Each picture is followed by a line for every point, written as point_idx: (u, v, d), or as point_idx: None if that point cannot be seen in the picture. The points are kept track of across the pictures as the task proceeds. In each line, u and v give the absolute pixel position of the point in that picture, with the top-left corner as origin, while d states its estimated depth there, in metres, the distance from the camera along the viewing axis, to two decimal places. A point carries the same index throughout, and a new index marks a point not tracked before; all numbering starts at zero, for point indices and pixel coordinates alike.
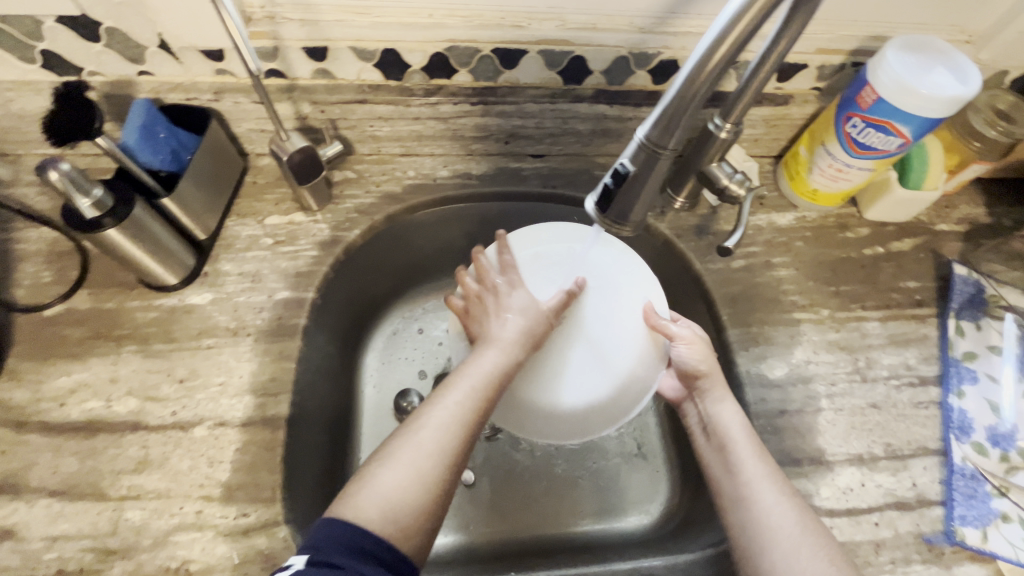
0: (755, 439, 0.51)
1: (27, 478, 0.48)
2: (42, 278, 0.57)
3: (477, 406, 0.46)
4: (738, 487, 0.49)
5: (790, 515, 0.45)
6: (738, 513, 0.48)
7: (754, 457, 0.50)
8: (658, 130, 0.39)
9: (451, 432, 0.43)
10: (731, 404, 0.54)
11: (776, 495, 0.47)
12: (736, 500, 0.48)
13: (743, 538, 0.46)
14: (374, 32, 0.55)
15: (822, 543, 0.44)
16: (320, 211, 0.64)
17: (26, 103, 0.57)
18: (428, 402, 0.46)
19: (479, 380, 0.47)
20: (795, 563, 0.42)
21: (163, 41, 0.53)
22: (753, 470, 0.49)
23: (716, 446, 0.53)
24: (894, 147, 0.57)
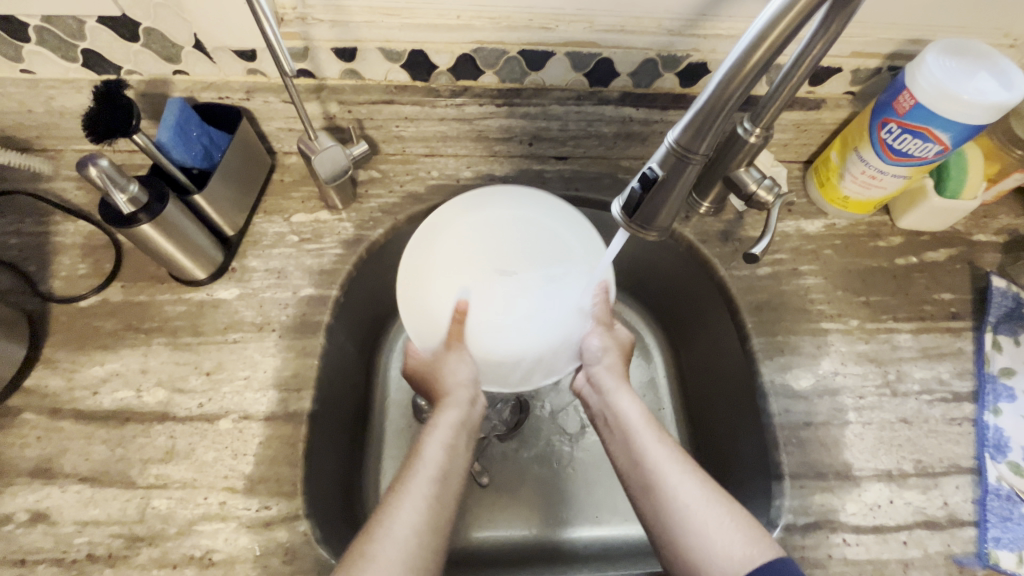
0: (656, 426, 0.53)
1: (60, 464, 0.50)
2: (78, 270, 0.59)
3: (443, 481, 0.47)
4: (644, 474, 0.49)
5: (696, 489, 0.46)
6: (650, 502, 0.48)
7: (655, 440, 0.51)
8: (689, 135, 0.38)
9: (422, 515, 0.44)
10: (627, 396, 0.56)
11: (679, 471, 0.48)
12: (642, 484, 0.49)
13: (660, 520, 0.47)
14: (402, 33, 0.55)
15: (725, 506, 0.45)
16: (345, 209, 0.65)
17: (67, 100, 0.59)
18: (386, 505, 0.44)
19: (433, 470, 0.47)
20: (709, 534, 0.43)
21: (198, 41, 0.54)
22: (657, 454, 0.50)
23: (618, 434, 0.54)
24: (933, 154, 0.55)
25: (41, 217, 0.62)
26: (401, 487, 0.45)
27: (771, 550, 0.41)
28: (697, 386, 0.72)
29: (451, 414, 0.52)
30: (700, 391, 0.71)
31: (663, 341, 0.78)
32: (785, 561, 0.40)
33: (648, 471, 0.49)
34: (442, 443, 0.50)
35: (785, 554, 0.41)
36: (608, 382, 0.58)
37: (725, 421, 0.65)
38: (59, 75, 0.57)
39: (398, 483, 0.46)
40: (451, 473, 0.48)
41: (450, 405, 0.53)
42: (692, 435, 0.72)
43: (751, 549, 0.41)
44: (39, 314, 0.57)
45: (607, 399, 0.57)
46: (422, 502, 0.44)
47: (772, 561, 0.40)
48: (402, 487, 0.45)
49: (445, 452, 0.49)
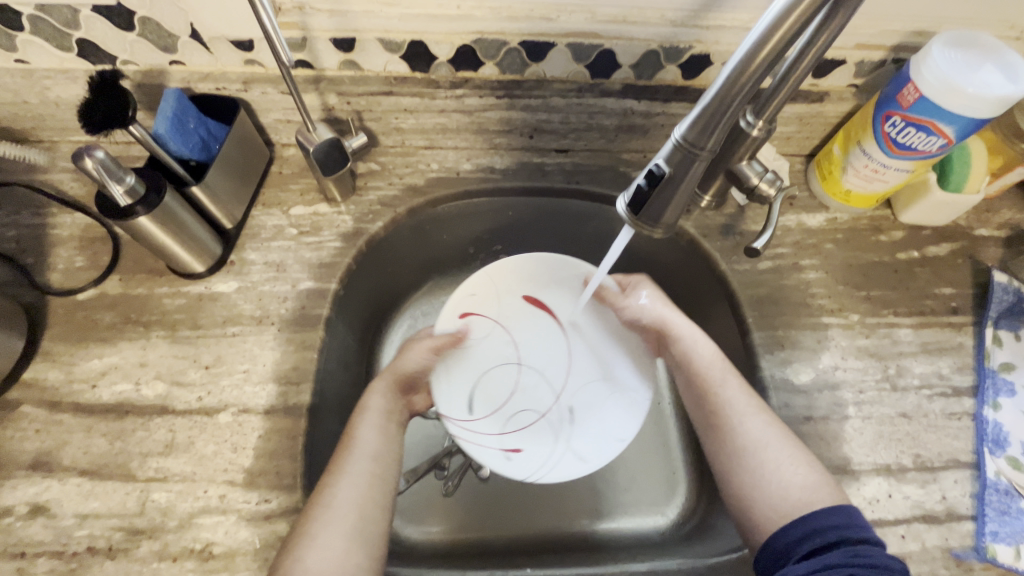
0: (728, 370, 0.57)
1: (59, 457, 0.50)
2: (75, 262, 0.59)
3: (378, 460, 0.51)
4: (715, 417, 0.55)
5: (762, 433, 0.52)
6: (711, 440, 0.55)
7: (726, 383, 0.56)
8: (697, 130, 0.38)
9: (359, 491, 0.48)
10: (701, 341, 0.59)
11: (749, 415, 0.53)
12: (713, 424, 0.55)
13: (728, 456, 0.53)
14: (401, 23, 0.55)
15: (788, 451, 0.51)
16: (344, 202, 0.65)
17: (62, 91, 0.58)
18: (329, 483, 0.48)
19: (366, 449, 0.51)
20: (765, 473, 0.50)
21: (194, 31, 0.54)
22: (725, 398, 0.55)
23: (687, 377, 0.59)
24: (936, 148, 0.55)
25: (38, 209, 0.61)
26: (350, 445, 0.51)
27: (828, 497, 0.48)
28: None
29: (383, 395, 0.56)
30: None
31: None
32: (844, 511, 0.46)
33: (718, 414, 0.55)
34: (386, 396, 0.56)
35: (843, 499, 0.48)
36: (680, 334, 0.60)
37: None
38: (54, 64, 0.56)
39: (338, 461, 0.50)
40: (394, 418, 0.55)
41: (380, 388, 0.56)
42: (691, 429, 0.72)
43: (809, 496, 0.48)
44: (37, 307, 0.56)
45: (679, 346, 0.60)
46: (361, 484, 0.48)
47: (835, 508, 0.46)
48: (341, 467, 0.49)
49: (377, 434, 0.52)
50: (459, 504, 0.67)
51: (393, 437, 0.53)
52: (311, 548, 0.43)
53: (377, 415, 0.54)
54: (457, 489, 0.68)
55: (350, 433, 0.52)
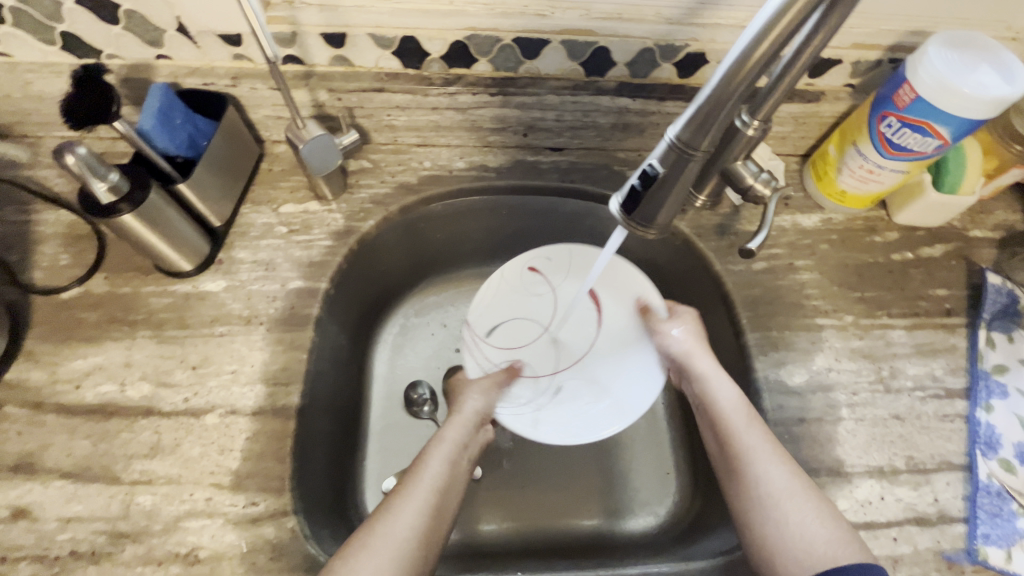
0: (750, 413, 0.52)
1: (42, 459, 0.49)
2: (59, 261, 0.58)
3: (441, 489, 0.47)
4: (734, 461, 0.49)
5: (785, 483, 0.47)
6: (730, 485, 0.49)
7: (747, 427, 0.51)
8: (691, 130, 0.37)
9: (418, 520, 0.44)
10: (723, 381, 0.55)
11: (772, 461, 0.48)
12: (731, 468, 0.49)
13: (746, 504, 0.47)
14: (393, 19, 0.54)
15: (812, 504, 0.46)
16: (335, 200, 0.64)
17: (46, 85, 0.57)
18: (385, 507, 0.45)
19: (434, 480, 0.48)
20: (787, 527, 0.44)
21: (181, 25, 0.53)
22: (746, 442, 0.50)
23: (707, 416, 0.54)
24: (931, 149, 0.54)
25: (21, 206, 0.60)
26: (420, 470, 0.49)
27: (856, 556, 0.42)
28: None
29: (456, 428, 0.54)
30: None
31: None
32: (871, 568, 0.40)
33: (738, 458, 0.49)
34: (465, 431, 0.54)
35: (873, 562, 0.42)
36: (698, 367, 0.57)
37: None
38: (37, 58, 0.55)
39: (400, 486, 0.47)
40: (466, 455, 0.53)
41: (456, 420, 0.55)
42: (685, 429, 0.72)
43: (836, 552, 0.42)
44: (20, 306, 0.55)
45: (701, 385, 0.55)
46: (421, 516, 0.44)
47: (864, 567, 0.40)
48: (404, 490, 0.46)
49: (447, 466, 0.50)
50: None
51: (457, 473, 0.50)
52: (362, 563, 0.40)
53: (451, 448, 0.52)
54: None
55: (419, 461, 0.50)
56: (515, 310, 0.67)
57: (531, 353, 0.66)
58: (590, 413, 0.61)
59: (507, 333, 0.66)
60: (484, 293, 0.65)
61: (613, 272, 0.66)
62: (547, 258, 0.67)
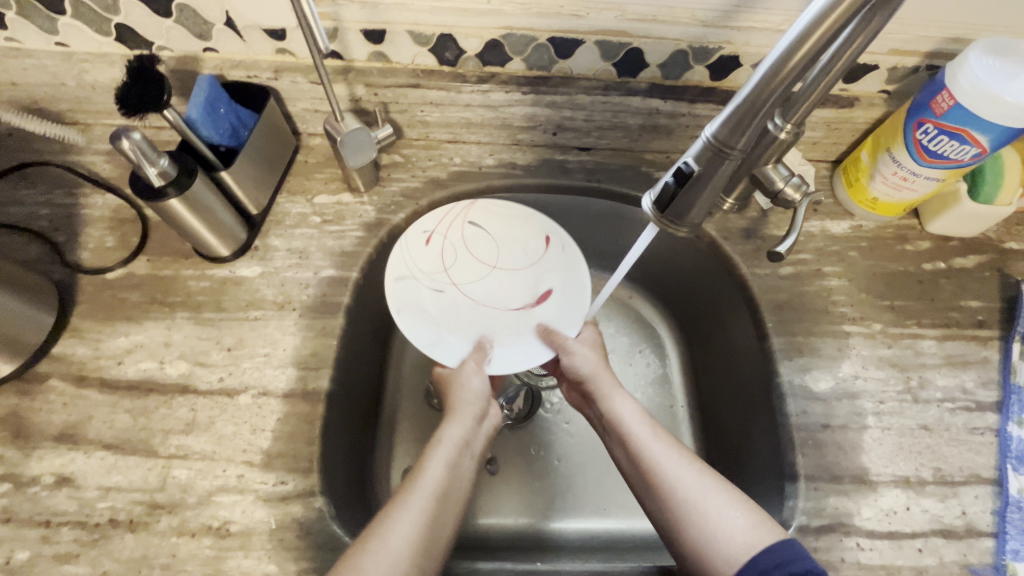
0: (653, 424, 0.54)
1: (85, 430, 0.51)
2: (105, 242, 0.60)
3: (440, 499, 0.46)
4: (644, 476, 0.50)
5: (694, 484, 0.47)
6: (651, 498, 0.49)
7: (654, 438, 0.52)
8: (728, 129, 0.37)
9: (415, 531, 0.43)
10: (622, 397, 0.56)
11: (677, 464, 0.49)
12: (644, 483, 0.50)
13: (667, 516, 0.47)
14: (431, 17, 0.55)
15: (724, 496, 0.46)
16: (367, 192, 0.65)
17: (99, 74, 0.60)
18: (382, 516, 0.44)
19: (433, 491, 0.46)
20: (709, 525, 0.45)
21: (229, 19, 0.55)
22: (655, 451, 0.51)
23: (615, 433, 0.54)
24: (968, 157, 0.54)
25: (71, 189, 0.63)
26: (417, 478, 0.47)
27: (775, 536, 0.43)
28: (712, 382, 0.71)
29: (457, 427, 0.53)
30: (715, 388, 0.71)
31: (678, 338, 0.78)
32: (793, 544, 0.42)
33: (648, 470, 0.50)
34: (464, 429, 0.53)
35: (792, 538, 0.43)
36: (602, 387, 0.57)
37: (740, 421, 0.65)
38: (93, 48, 0.58)
39: (399, 493, 0.46)
40: (467, 457, 0.52)
41: (459, 419, 0.53)
42: (703, 432, 0.72)
43: (754, 538, 0.43)
44: (68, 284, 0.58)
45: (601, 404, 0.57)
46: (418, 524, 0.43)
47: (779, 545, 0.42)
48: (400, 500, 0.45)
49: (446, 469, 0.49)
50: (470, 498, 0.68)
51: (459, 480, 0.49)
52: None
53: (451, 449, 0.51)
54: (467, 483, 0.68)
55: (417, 467, 0.49)
56: (501, 246, 0.64)
57: (464, 263, 0.63)
58: (434, 339, 0.58)
59: (481, 244, 0.64)
60: (513, 208, 0.64)
61: (575, 301, 0.61)
62: (563, 248, 0.63)
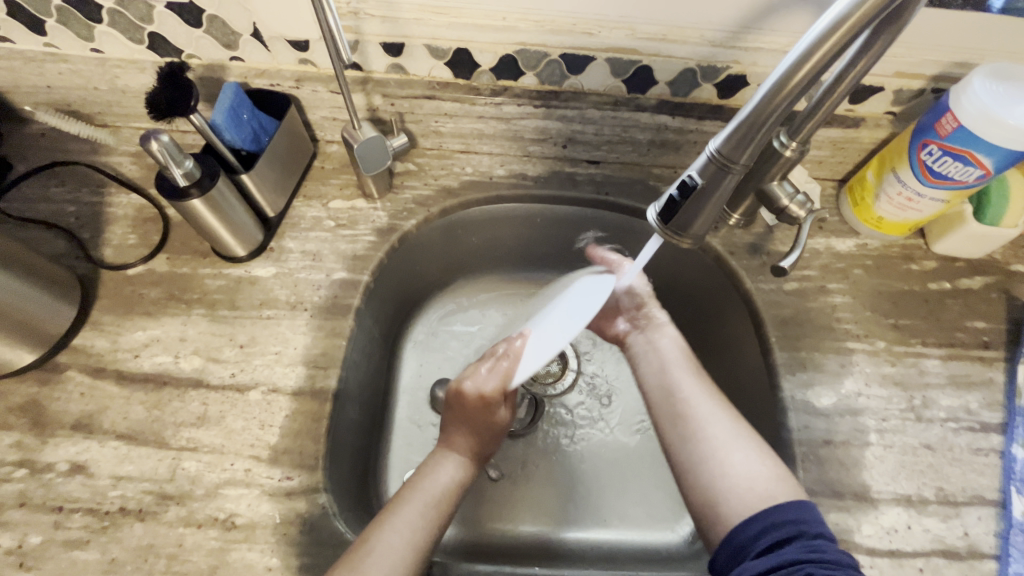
0: (695, 367, 0.57)
1: (100, 420, 0.53)
2: (128, 240, 0.62)
3: (439, 509, 0.50)
4: (673, 403, 0.53)
5: (726, 427, 0.50)
6: (676, 429, 0.52)
7: (693, 377, 0.55)
8: (731, 144, 0.38)
9: (413, 535, 0.47)
10: (671, 337, 0.60)
11: (715, 411, 0.52)
12: (672, 412, 0.53)
13: (685, 445, 0.50)
14: (448, 32, 0.57)
15: (753, 445, 0.48)
16: (380, 199, 0.67)
17: (130, 80, 0.63)
18: (386, 514, 0.48)
19: (432, 498, 0.50)
20: (728, 466, 0.47)
21: (256, 30, 0.57)
22: (691, 390, 0.54)
23: (653, 364, 0.58)
24: (973, 179, 0.55)
25: (97, 188, 0.65)
26: (418, 484, 0.51)
27: (793, 495, 0.44)
28: None
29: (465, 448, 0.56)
30: None
31: None
32: (805, 506, 0.43)
33: (682, 402, 0.53)
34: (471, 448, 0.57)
35: (807, 501, 0.44)
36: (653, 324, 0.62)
37: None
38: (125, 55, 0.61)
39: (402, 494, 0.50)
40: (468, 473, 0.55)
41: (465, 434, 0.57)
42: None
43: (774, 489, 0.45)
44: (90, 279, 0.60)
45: (649, 336, 0.61)
46: (417, 528, 0.47)
47: (795, 504, 0.43)
48: (403, 503, 0.49)
49: (448, 482, 0.52)
50: (471, 503, 0.68)
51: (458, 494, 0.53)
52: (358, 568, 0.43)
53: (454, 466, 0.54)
54: (468, 488, 0.68)
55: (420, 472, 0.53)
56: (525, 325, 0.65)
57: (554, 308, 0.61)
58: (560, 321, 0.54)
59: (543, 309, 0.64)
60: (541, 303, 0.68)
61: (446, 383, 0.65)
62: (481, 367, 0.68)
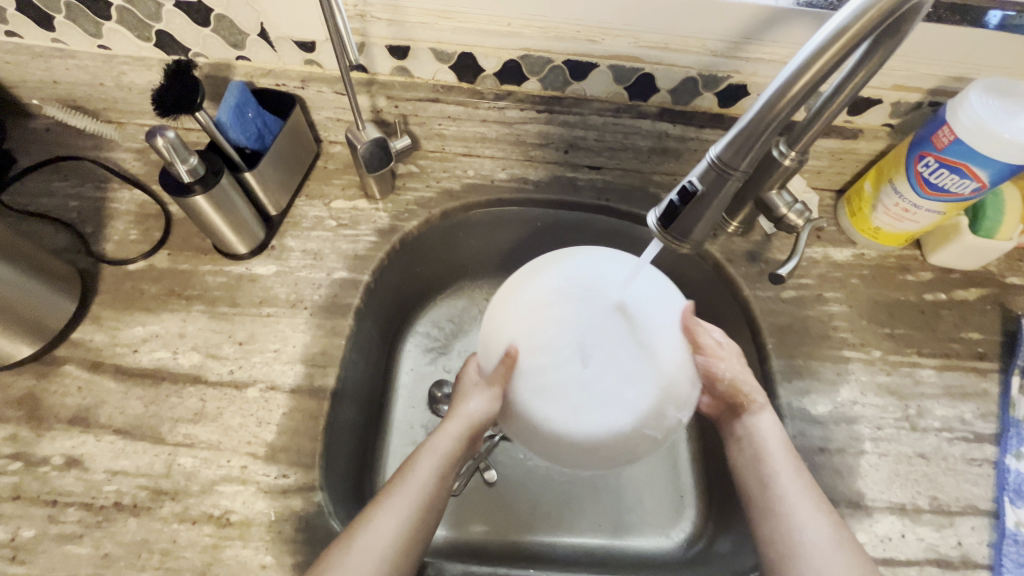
0: (793, 455, 0.51)
1: (97, 414, 0.53)
2: (129, 235, 0.63)
3: (423, 504, 0.46)
4: (768, 498, 0.49)
5: (826, 533, 0.45)
6: (768, 523, 0.48)
7: (791, 469, 0.50)
8: (732, 151, 0.39)
9: (395, 532, 0.44)
10: (770, 416, 0.53)
11: (811, 511, 0.47)
12: (767, 508, 0.49)
13: (775, 549, 0.46)
14: (454, 36, 0.58)
15: (857, 561, 0.44)
16: (382, 200, 0.67)
17: (136, 77, 0.63)
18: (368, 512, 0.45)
19: (414, 495, 0.47)
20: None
21: (263, 30, 0.58)
22: (788, 484, 0.49)
23: (746, 447, 0.53)
24: (969, 191, 0.55)
25: (100, 184, 0.66)
26: (405, 477, 0.48)
27: None
28: None
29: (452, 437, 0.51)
30: None
31: None
32: None
33: (777, 498, 0.48)
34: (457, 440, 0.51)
35: None
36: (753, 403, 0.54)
37: None
38: (133, 52, 0.61)
39: (388, 488, 0.47)
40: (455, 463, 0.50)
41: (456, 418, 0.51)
42: (701, 452, 0.72)
43: None
44: (91, 273, 0.60)
45: (743, 414, 0.54)
46: (398, 526, 0.44)
47: None
48: (387, 498, 0.46)
49: (434, 478, 0.48)
50: (466, 507, 0.68)
51: (444, 487, 0.49)
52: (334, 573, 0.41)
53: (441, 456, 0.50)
54: (464, 492, 0.68)
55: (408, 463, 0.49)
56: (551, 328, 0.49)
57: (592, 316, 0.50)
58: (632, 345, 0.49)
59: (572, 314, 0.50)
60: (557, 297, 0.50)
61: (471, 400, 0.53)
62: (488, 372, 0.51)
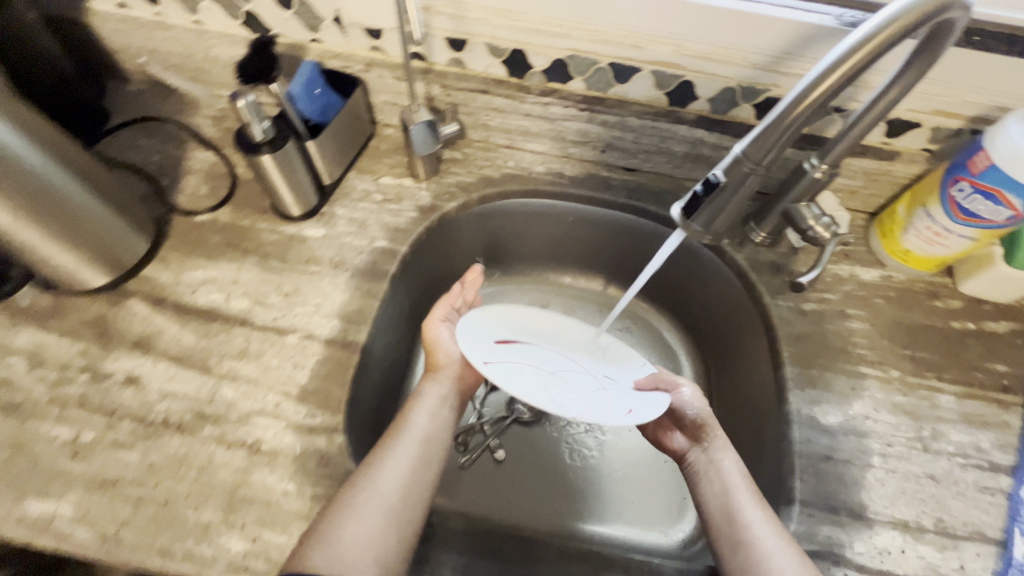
0: (752, 486, 0.54)
1: (156, 342, 0.59)
2: (200, 190, 0.70)
3: (423, 445, 0.53)
4: (736, 530, 0.51)
5: (780, 546, 0.48)
6: (737, 557, 0.49)
7: (751, 501, 0.52)
8: (754, 148, 0.42)
9: (404, 468, 0.50)
10: (728, 453, 0.57)
11: (771, 530, 0.50)
12: (734, 537, 0.51)
13: None
14: (508, 33, 0.63)
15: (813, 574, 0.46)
16: (426, 179, 0.72)
17: (222, 50, 0.70)
18: (374, 461, 0.51)
19: (414, 442, 0.53)
20: None
21: (338, 16, 0.64)
22: (754, 514, 0.51)
23: (712, 483, 0.56)
24: (1003, 219, 0.55)
25: (180, 143, 0.73)
26: (402, 428, 0.54)
27: None
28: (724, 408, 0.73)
29: (439, 384, 0.59)
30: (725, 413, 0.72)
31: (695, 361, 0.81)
32: None
33: (742, 527, 0.51)
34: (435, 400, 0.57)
35: None
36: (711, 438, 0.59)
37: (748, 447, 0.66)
38: (222, 29, 0.69)
39: (389, 439, 0.53)
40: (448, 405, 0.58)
41: (438, 377, 0.59)
42: None
43: None
44: (163, 220, 0.67)
45: (710, 453, 0.58)
46: (407, 464, 0.51)
47: None
48: (389, 445, 0.52)
49: (428, 418, 0.55)
50: (474, 480, 0.71)
51: (442, 428, 0.56)
52: (348, 517, 0.46)
53: (432, 401, 0.57)
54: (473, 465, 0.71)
55: (404, 419, 0.55)
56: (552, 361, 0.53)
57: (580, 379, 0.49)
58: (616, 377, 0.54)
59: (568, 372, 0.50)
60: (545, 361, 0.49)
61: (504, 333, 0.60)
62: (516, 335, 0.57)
